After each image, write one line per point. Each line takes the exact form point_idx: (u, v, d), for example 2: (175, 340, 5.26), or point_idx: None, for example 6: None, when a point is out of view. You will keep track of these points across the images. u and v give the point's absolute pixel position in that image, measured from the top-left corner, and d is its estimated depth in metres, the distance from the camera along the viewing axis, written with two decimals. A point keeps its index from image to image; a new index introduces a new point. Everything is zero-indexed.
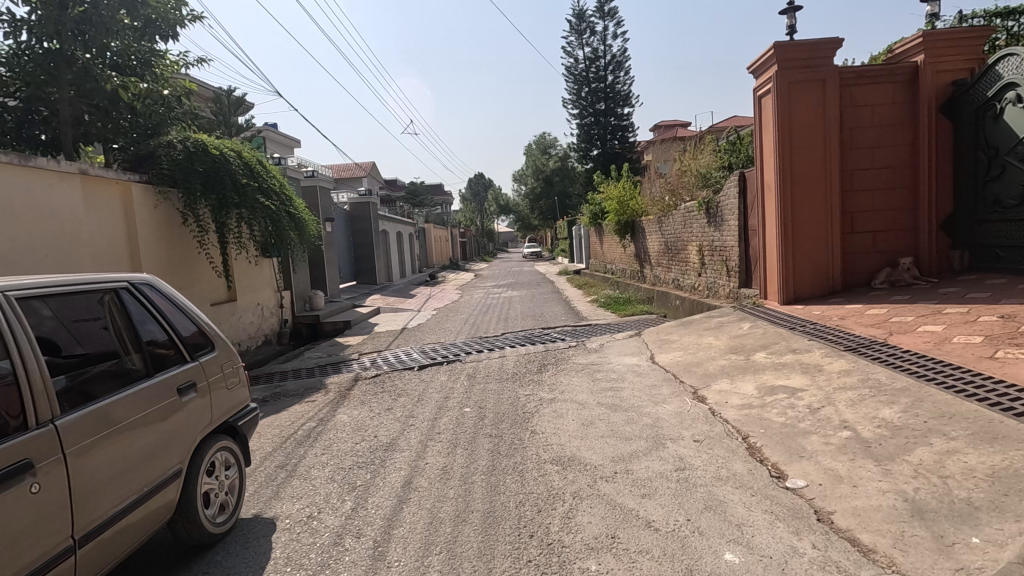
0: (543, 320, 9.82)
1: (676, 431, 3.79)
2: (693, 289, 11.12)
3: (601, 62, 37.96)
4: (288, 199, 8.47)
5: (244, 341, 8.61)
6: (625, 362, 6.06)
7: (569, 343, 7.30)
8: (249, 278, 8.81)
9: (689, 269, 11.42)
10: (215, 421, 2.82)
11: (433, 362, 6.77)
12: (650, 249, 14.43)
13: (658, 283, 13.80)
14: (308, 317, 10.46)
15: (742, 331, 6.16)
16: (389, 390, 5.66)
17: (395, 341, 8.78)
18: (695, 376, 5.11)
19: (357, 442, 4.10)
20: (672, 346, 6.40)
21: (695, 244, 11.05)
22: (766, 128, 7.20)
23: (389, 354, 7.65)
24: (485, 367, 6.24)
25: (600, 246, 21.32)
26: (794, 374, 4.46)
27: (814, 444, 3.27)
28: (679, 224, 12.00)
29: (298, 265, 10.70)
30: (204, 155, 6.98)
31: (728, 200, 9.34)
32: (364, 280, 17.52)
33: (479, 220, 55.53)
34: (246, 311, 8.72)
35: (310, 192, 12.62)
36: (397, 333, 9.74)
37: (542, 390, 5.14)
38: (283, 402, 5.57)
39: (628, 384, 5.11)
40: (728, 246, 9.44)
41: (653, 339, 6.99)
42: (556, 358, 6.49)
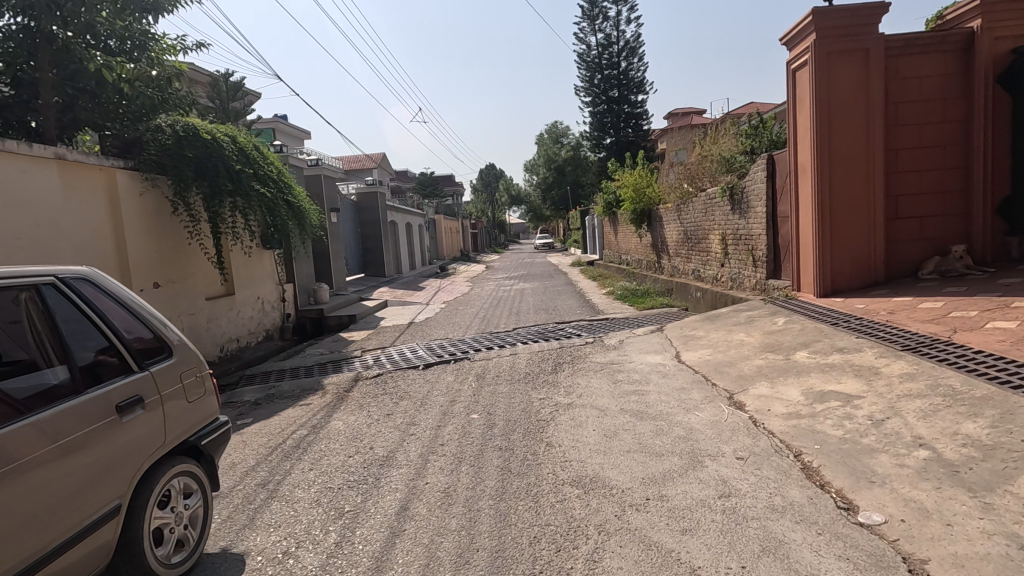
0: (557, 313, 9.31)
1: (715, 447, 3.28)
2: (715, 281, 10.53)
3: (615, 49, 37.07)
4: (287, 186, 8.01)
5: (243, 337, 8.22)
6: (648, 360, 5.54)
7: (585, 339, 6.80)
8: (249, 271, 8.42)
9: (711, 260, 10.82)
10: (170, 442, 2.37)
11: (439, 360, 6.30)
12: (669, 239, 13.83)
13: (677, 274, 13.21)
14: (312, 311, 10.06)
15: (777, 327, 5.61)
16: (392, 392, 5.20)
17: (401, 337, 8.33)
18: (729, 377, 4.59)
19: (349, 455, 3.64)
20: (699, 343, 5.87)
21: (717, 232, 10.45)
22: (801, 105, 6.60)
23: (393, 350, 7.21)
24: (495, 367, 5.76)
25: (615, 237, 20.73)
26: (845, 378, 3.92)
27: (885, 466, 2.74)
28: (700, 213, 11.39)
29: (301, 257, 10.29)
30: (195, 139, 6.54)
31: (755, 185, 8.73)
32: (373, 272, 17.12)
33: (491, 212, 54.98)
34: (245, 305, 8.34)
35: (314, 182, 12.18)
36: (403, 327, 9.30)
37: (558, 393, 4.65)
38: (276, 405, 5.13)
39: (654, 386, 4.60)
40: (754, 234, 8.84)
41: (677, 334, 6.45)
42: (572, 356, 5.99)
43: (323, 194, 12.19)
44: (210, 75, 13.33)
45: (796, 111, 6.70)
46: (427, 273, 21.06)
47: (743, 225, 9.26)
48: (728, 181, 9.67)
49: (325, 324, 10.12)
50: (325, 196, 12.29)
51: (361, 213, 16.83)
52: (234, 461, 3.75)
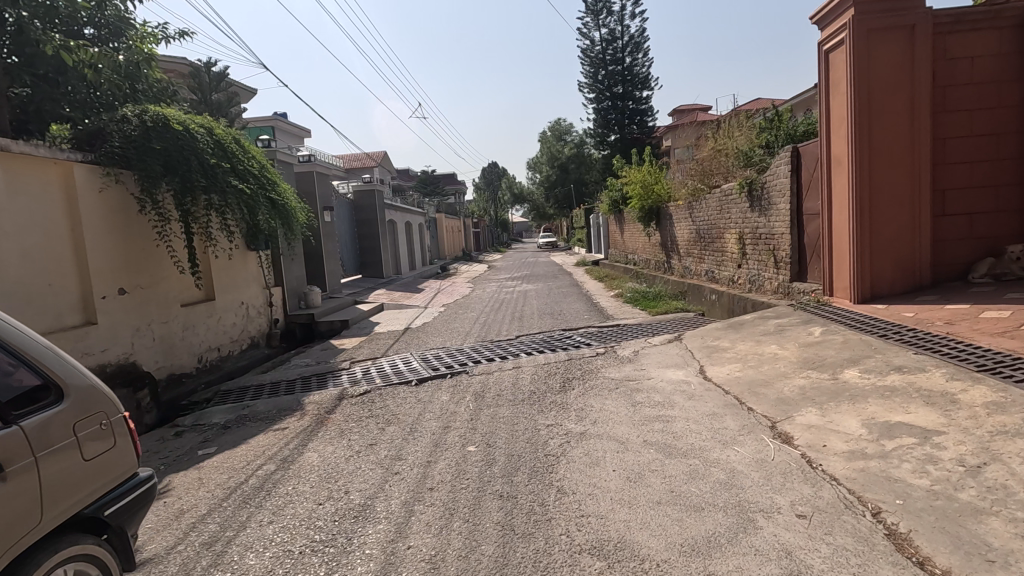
0: (564, 319, 8.69)
1: (766, 498, 2.65)
2: (731, 283, 9.88)
3: (619, 44, 36.42)
4: (270, 183, 7.39)
5: (225, 346, 7.62)
6: (669, 377, 4.91)
7: (596, 350, 6.17)
8: (230, 275, 7.82)
9: (726, 260, 10.17)
10: (54, 519, 1.76)
11: (434, 375, 5.69)
12: (679, 238, 13.19)
13: (689, 275, 12.55)
14: (301, 316, 9.47)
15: (814, 338, 4.97)
16: (379, 414, 4.58)
17: (395, 345, 7.73)
18: (767, 400, 3.95)
19: (319, 503, 3.02)
20: (725, 356, 5.23)
21: (733, 231, 9.80)
22: (836, 89, 5.95)
23: (386, 361, 6.61)
24: (497, 383, 5.14)
25: (621, 236, 20.11)
26: (914, 405, 3.28)
27: (1003, 537, 2.11)
28: (715, 210, 10.74)
29: (290, 259, 9.69)
30: (165, 131, 5.93)
31: (776, 180, 8.08)
32: (370, 273, 16.53)
33: (493, 210, 54.35)
34: (226, 312, 7.73)
35: (306, 179, 11.57)
36: (399, 334, 8.69)
37: (569, 418, 4.03)
38: (246, 430, 4.51)
39: (680, 411, 3.98)
40: (776, 233, 8.19)
41: (699, 345, 5.82)
42: (582, 370, 5.36)
43: (315, 192, 11.58)
44: (190, 64, 12.66)
45: (830, 97, 6.05)
46: (427, 274, 20.45)
47: (762, 224, 8.62)
48: (745, 176, 9.03)
49: (316, 330, 9.50)
50: (318, 194, 11.69)
51: (358, 212, 16.22)
52: (182, 509, 3.13)
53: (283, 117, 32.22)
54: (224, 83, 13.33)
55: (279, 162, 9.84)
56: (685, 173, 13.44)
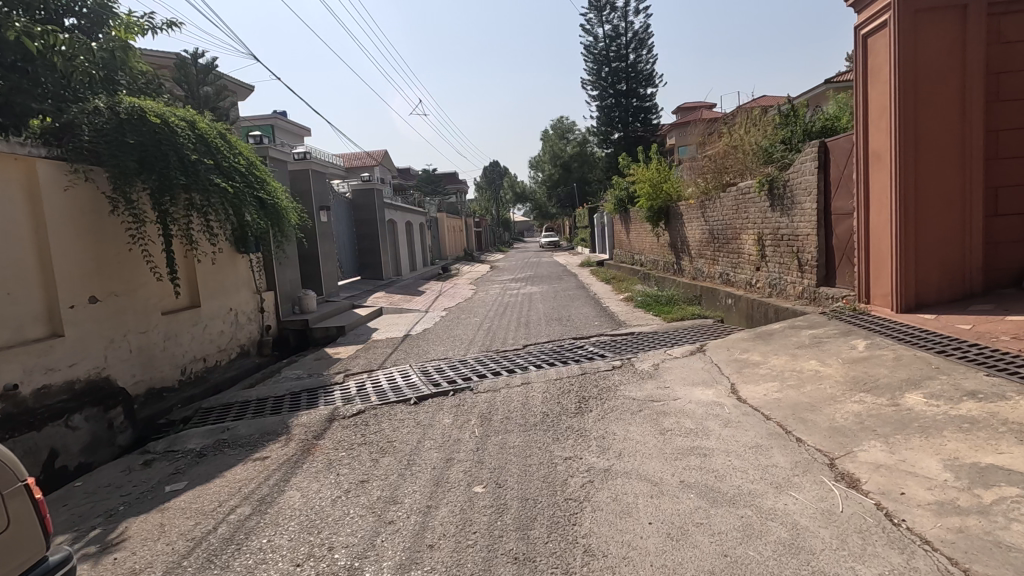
0: (574, 325, 8.17)
1: (847, 569, 2.13)
2: (749, 287, 9.36)
3: (623, 40, 35.90)
4: (258, 181, 6.89)
5: (211, 355, 7.12)
6: (698, 397, 4.39)
7: (612, 363, 5.65)
8: (217, 279, 7.32)
9: (744, 263, 9.65)
10: None
11: (436, 391, 5.17)
12: (691, 239, 12.67)
13: (701, 277, 12.02)
14: (295, 322, 8.96)
15: (859, 354, 4.45)
16: (373, 441, 4.06)
17: (393, 354, 7.23)
18: (819, 429, 3.43)
19: (297, 566, 2.50)
20: (759, 373, 4.70)
21: (751, 232, 9.28)
22: (874, 77, 5.44)
23: (383, 374, 6.10)
24: (505, 403, 4.63)
25: (627, 236, 19.61)
26: (1004, 442, 2.77)
27: None
28: (731, 209, 10.20)
29: (283, 261, 9.20)
30: (141, 124, 5.43)
31: (801, 178, 7.55)
32: (370, 275, 16.02)
33: (495, 209, 53.81)
34: (213, 319, 7.23)
35: (301, 178, 11.06)
36: (398, 341, 8.17)
37: (590, 450, 3.51)
38: (224, 459, 4.01)
39: (718, 441, 3.46)
40: (800, 234, 7.66)
41: (726, 359, 5.29)
42: (600, 388, 4.85)
43: (311, 191, 11.06)
44: (176, 56, 12.11)
45: (868, 85, 5.54)
46: (428, 275, 19.95)
47: (785, 224, 8.09)
48: (766, 173, 8.50)
49: (311, 337, 8.99)
50: (314, 193, 11.16)
51: (356, 211, 15.71)
52: (135, 568, 2.62)
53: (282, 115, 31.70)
54: (212, 75, 12.82)
55: (272, 159, 9.32)
56: (697, 170, 12.88)
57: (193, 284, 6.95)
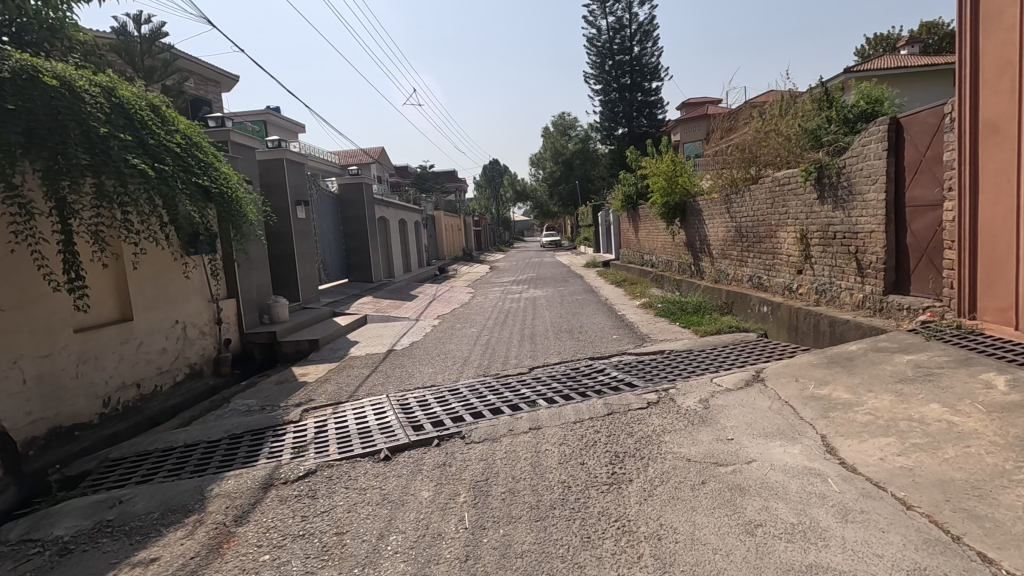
0: (589, 339, 6.90)
1: None
2: (789, 293, 8.08)
3: (628, 32, 34.69)
4: (201, 168, 5.58)
5: (148, 379, 5.82)
6: (781, 458, 3.10)
7: (646, 399, 4.36)
8: (157, 286, 6.02)
9: (781, 265, 8.38)
10: None
11: (417, 440, 3.90)
12: (712, 237, 11.41)
13: (726, 280, 10.74)
14: (260, 335, 7.68)
15: (1007, 398, 3.16)
16: (315, 532, 2.77)
17: (370, 379, 5.95)
18: (1012, 540, 2.14)
19: None
20: (858, 420, 3.41)
21: (792, 229, 8.00)
22: (989, 26, 4.33)
23: (351, 409, 4.83)
24: (509, 463, 3.35)
25: (635, 235, 18.41)
26: None
27: None
28: (765, 203, 8.93)
29: (247, 264, 7.93)
30: (28, 83, 4.04)
31: (864, 163, 6.26)
32: (358, 277, 14.72)
33: (495, 208, 52.48)
34: (151, 334, 5.92)
35: (274, 167, 9.77)
36: (379, 359, 6.90)
37: (644, 568, 2.23)
38: (91, 560, 2.70)
39: (848, 556, 2.17)
40: (862, 231, 6.38)
41: (799, 395, 4.00)
42: (638, 440, 3.57)
43: (286, 183, 9.77)
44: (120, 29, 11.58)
45: (979, 36, 4.40)
46: (422, 276, 18.67)
47: (839, 220, 6.80)
48: (814, 159, 7.22)
49: (279, 352, 7.69)
50: (290, 185, 9.87)
51: (344, 207, 14.43)
52: None
53: (275, 109, 30.48)
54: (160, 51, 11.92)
55: (236, 145, 8.02)
56: (719, 162, 11.59)
57: (123, 293, 5.63)
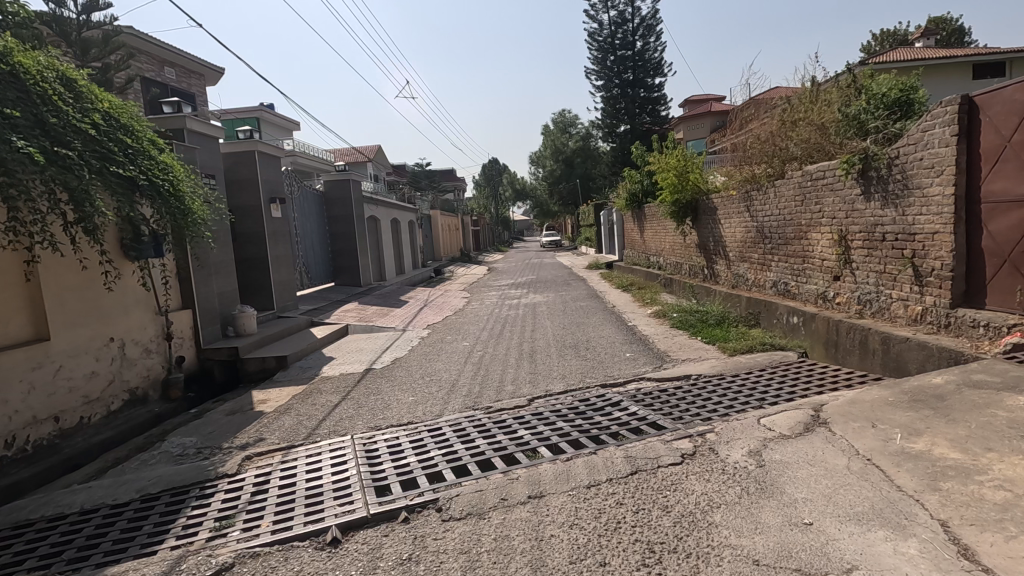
0: (598, 358, 5.94)
1: None
2: (824, 302, 7.11)
3: (630, 26, 33.79)
4: (128, 156, 4.55)
5: (70, 410, 4.84)
6: (895, 566, 2.13)
7: (679, 449, 3.39)
8: (83, 298, 5.03)
9: (814, 270, 7.42)
10: None
11: (379, 513, 2.93)
12: (729, 238, 10.46)
13: (746, 286, 9.76)
14: (219, 351, 6.69)
15: None
16: None
17: (338, 410, 4.97)
18: None
19: None
20: (988, 499, 2.44)
21: (828, 230, 7.04)
22: None
23: (306, 457, 3.85)
24: (500, 563, 2.38)
25: (641, 235, 17.48)
26: None
27: None
28: (793, 200, 7.94)
29: (208, 270, 6.95)
30: None
31: (925, 152, 5.29)
32: (344, 281, 13.74)
33: (494, 208, 51.50)
34: (75, 355, 4.93)
35: (244, 161, 8.78)
36: (354, 382, 5.93)
37: None
38: None
39: None
40: (920, 233, 5.41)
41: (885, 451, 3.02)
42: (678, 520, 2.60)
43: (258, 178, 8.80)
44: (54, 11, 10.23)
45: None
46: (416, 279, 17.70)
47: (890, 219, 5.83)
48: (858, 148, 6.24)
49: (241, 371, 6.70)
50: (263, 181, 8.90)
51: (330, 206, 13.48)
52: None
53: (266, 106, 29.45)
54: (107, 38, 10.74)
55: (195, 133, 7.05)
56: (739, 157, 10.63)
57: (35, 306, 4.64)
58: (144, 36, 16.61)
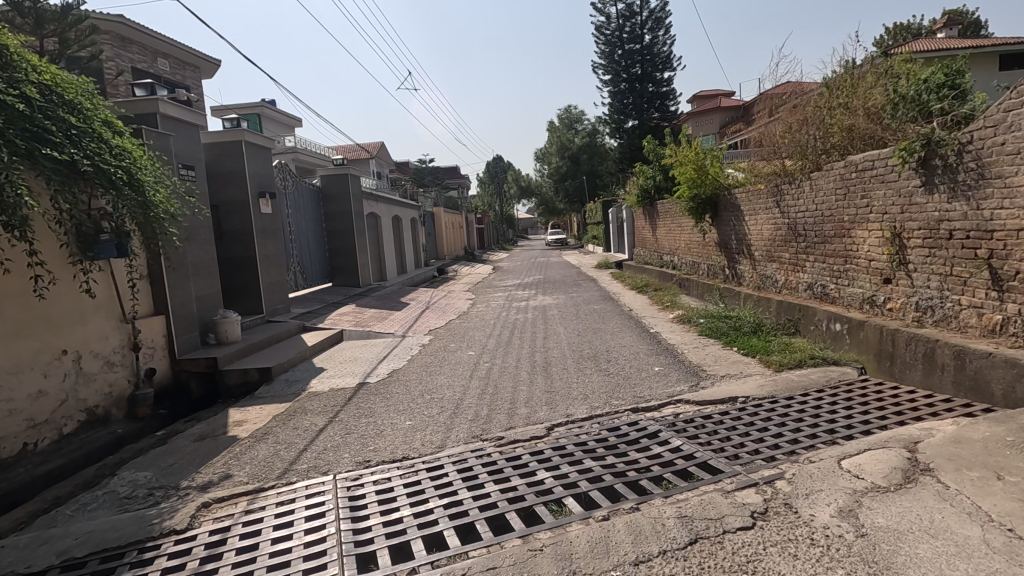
0: (623, 373, 5.20)
1: None
2: (872, 308, 6.37)
3: (639, 19, 32.99)
4: (69, 138, 3.84)
5: (10, 437, 4.13)
6: None
7: (745, 506, 2.65)
8: (27, 305, 4.32)
9: (860, 271, 6.68)
10: None
11: None
12: (756, 236, 9.72)
13: (776, 288, 8.99)
14: (196, 363, 5.98)
15: None
16: None
17: (322, 436, 4.25)
18: None
19: None
20: None
21: (878, 227, 6.29)
22: None
23: (276, 506, 3.13)
24: None
25: (653, 233, 16.74)
26: None
27: None
28: (834, 194, 7.16)
29: (185, 271, 6.25)
30: None
31: (1008, 134, 4.52)
32: (343, 281, 13.04)
33: (498, 205, 50.71)
34: (18, 373, 4.21)
35: (229, 152, 8.07)
36: (344, 400, 5.20)
37: None
38: None
39: None
40: (1001, 229, 4.64)
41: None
42: None
43: (245, 170, 8.08)
44: None
45: None
46: (418, 279, 16.95)
47: (960, 214, 5.06)
48: (919, 133, 5.48)
49: (220, 384, 5.99)
50: (251, 174, 8.20)
51: (328, 202, 12.77)
52: None
53: (267, 101, 28.75)
54: (77, 20, 9.89)
55: (171, 119, 6.34)
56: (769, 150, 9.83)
57: None
58: (137, 26, 15.92)
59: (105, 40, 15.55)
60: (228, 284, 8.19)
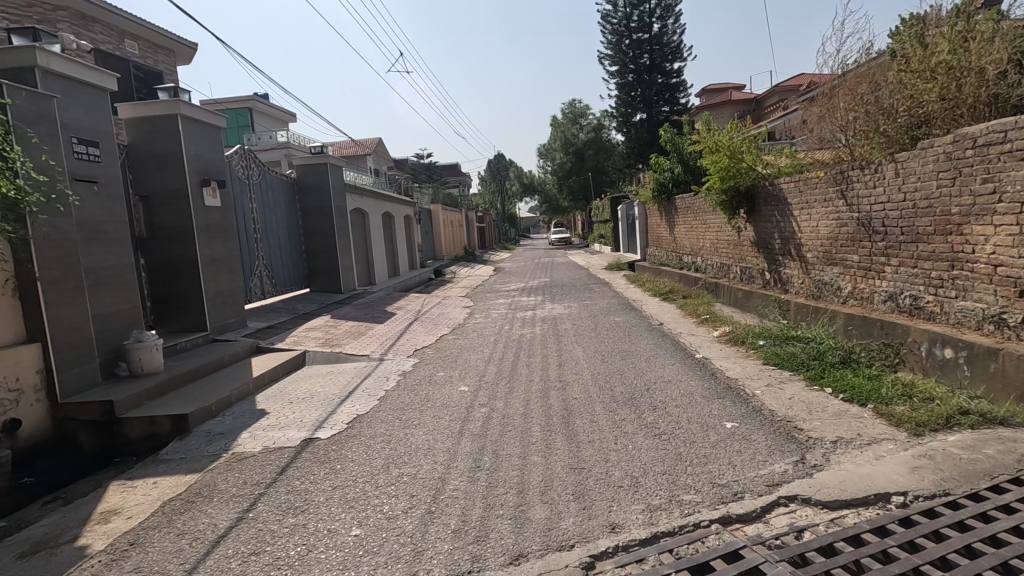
0: (681, 436, 3.53)
1: None
2: (1001, 331, 4.74)
3: (647, 7, 31.32)
4: None
5: None
6: None
7: None
8: None
9: (980, 279, 5.03)
10: None
11: None
12: (810, 234, 8.08)
13: (838, 298, 7.35)
14: (86, 409, 4.36)
15: None
16: None
17: (213, 560, 2.59)
18: None
19: None
20: None
21: (1013, 221, 4.65)
22: None
23: None
24: None
25: (671, 231, 15.10)
26: None
27: None
28: (935, 180, 5.52)
29: (79, 282, 4.65)
30: None
31: None
32: (322, 287, 11.41)
33: (500, 203, 49.06)
34: None
35: (162, 128, 6.44)
36: (273, 474, 3.54)
37: None
38: None
39: None
40: None
41: None
42: None
43: (183, 151, 6.46)
44: None
45: None
46: (411, 282, 15.32)
47: None
48: None
49: (119, 438, 4.36)
50: (191, 157, 6.57)
51: (305, 196, 11.15)
52: None
53: (258, 93, 27.03)
54: None
55: (60, 78, 4.73)
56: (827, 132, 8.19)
57: None
58: (100, 3, 14.11)
59: (61, 18, 13.65)
60: (163, 295, 6.59)
